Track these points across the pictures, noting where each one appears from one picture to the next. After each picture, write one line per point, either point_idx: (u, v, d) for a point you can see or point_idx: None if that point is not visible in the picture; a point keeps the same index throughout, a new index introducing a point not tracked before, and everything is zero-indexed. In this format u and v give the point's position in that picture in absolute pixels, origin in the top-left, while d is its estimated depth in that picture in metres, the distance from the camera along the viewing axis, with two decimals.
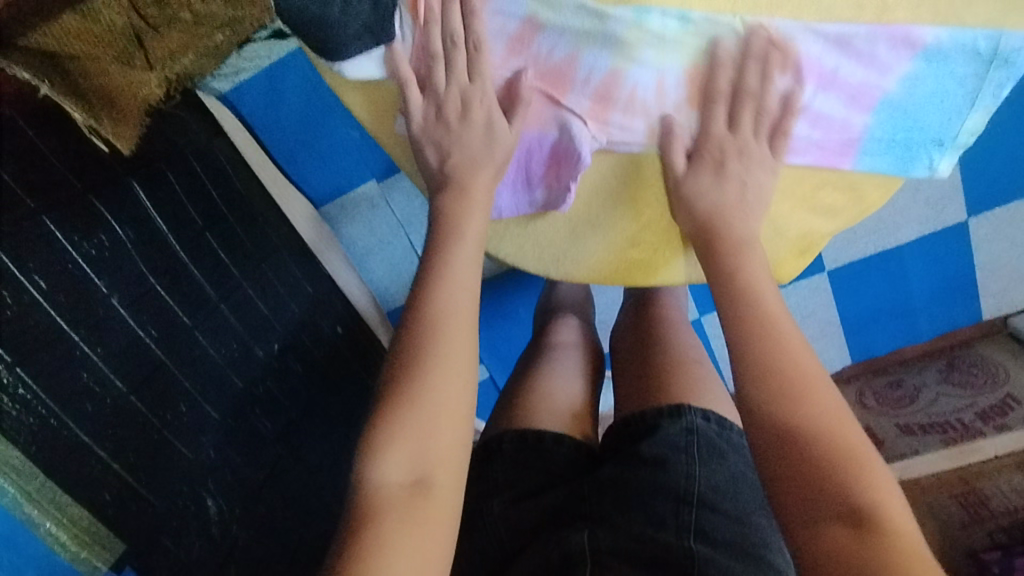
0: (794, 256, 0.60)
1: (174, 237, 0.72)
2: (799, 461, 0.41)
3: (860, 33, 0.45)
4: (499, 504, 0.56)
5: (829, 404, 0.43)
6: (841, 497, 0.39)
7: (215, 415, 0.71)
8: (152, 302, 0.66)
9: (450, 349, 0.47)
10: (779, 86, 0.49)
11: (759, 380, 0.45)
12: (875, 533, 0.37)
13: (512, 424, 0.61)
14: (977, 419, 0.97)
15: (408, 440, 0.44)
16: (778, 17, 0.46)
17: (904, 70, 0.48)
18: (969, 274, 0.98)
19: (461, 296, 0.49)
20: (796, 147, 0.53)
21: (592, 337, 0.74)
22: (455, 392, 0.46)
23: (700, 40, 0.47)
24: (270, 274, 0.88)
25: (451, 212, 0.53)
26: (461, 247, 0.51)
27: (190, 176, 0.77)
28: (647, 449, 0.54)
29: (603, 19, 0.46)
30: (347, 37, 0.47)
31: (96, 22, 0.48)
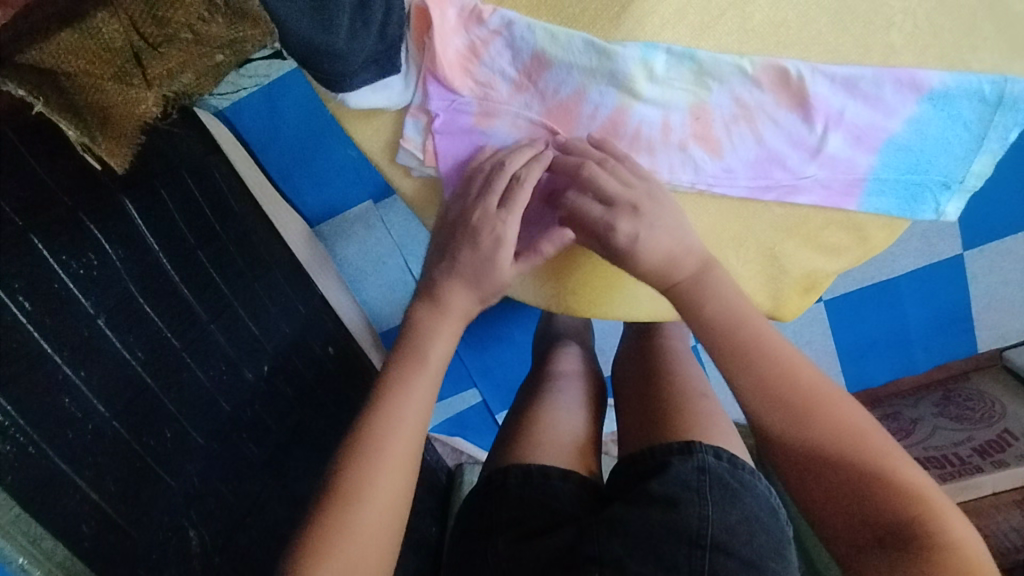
0: (799, 295, 0.56)
1: (166, 257, 0.71)
2: (838, 489, 0.44)
3: (866, 75, 0.48)
4: (505, 542, 0.54)
5: (858, 428, 0.45)
6: (888, 514, 0.43)
7: (201, 440, 0.69)
8: (140, 322, 0.65)
9: (389, 474, 0.46)
10: (785, 124, 0.50)
11: (784, 431, 0.46)
12: (934, 549, 0.41)
13: (515, 458, 0.60)
14: (974, 453, 0.94)
15: (339, 557, 0.43)
16: (787, 58, 0.48)
17: (909, 112, 0.49)
18: (964, 307, 0.99)
19: (414, 415, 0.49)
20: (803, 188, 0.51)
21: (593, 366, 0.74)
22: (392, 509, 0.46)
23: (704, 81, 0.49)
24: (262, 293, 0.86)
25: (419, 327, 0.52)
26: (419, 370, 0.50)
27: (184, 194, 0.76)
28: (657, 487, 0.52)
29: (611, 57, 0.48)
30: (353, 69, 0.46)
31: (94, 38, 0.46)
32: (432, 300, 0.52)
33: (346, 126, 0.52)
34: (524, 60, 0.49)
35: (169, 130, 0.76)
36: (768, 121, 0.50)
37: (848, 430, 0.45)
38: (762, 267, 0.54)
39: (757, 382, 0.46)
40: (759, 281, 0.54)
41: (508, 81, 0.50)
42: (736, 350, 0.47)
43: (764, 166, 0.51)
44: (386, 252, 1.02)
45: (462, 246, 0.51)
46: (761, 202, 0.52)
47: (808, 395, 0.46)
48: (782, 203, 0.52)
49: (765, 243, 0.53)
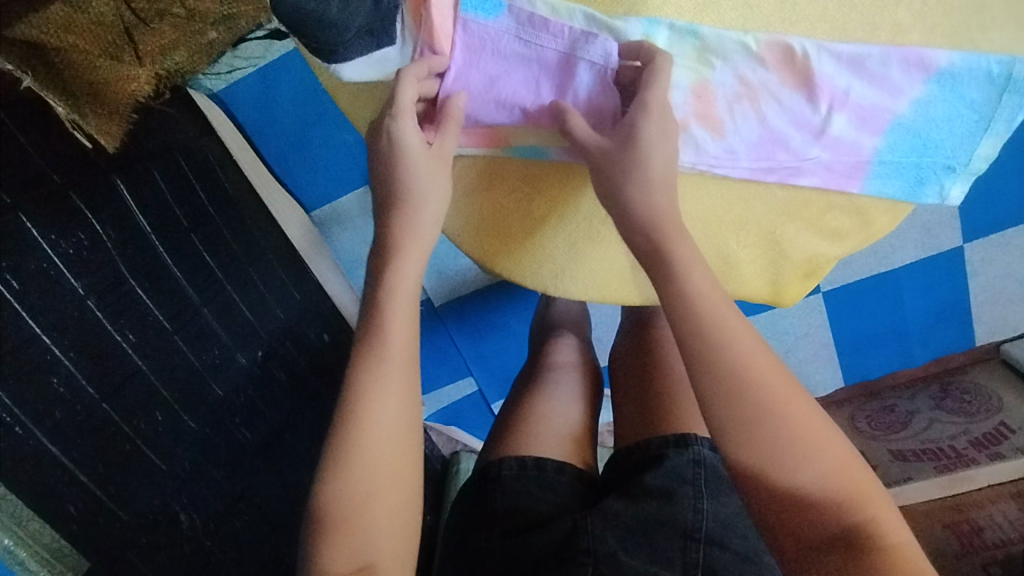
0: (799, 279, 0.56)
1: (158, 238, 0.70)
2: (783, 497, 0.39)
3: (874, 54, 0.46)
4: (499, 535, 0.54)
5: (816, 436, 0.40)
6: (833, 522, 0.39)
7: (193, 425, 0.69)
8: (132, 305, 0.64)
9: (387, 432, 0.43)
10: (790, 104, 0.49)
11: (727, 421, 0.40)
12: (875, 554, 0.38)
13: (510, 448, 0.59)
14: (970, 446, 0.94)
15: (362, 522, 0.42)
16: (792, 34, 0.46)
17: (916, 93, 0.48)
18: (962, 299, 0.99)
19: (388, 422, 0.44)
20: (805, 170, 0.51)
21: (589, 355, 0.73)
22: (400, 465, 0.44)
23: (713, 51, 0.47)
24: (256, 278, 0.86)
25: (375, 312, 0.45)
26: (393, 313, 0.45)
27: (178, 176, 0.76)
28: (652, 481, 0.53)
29: (613, 31, 0.47)
30: (346, 40, 0.45)
31: (84, 12, 0.49)
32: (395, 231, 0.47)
33: (341, 100, 0.53)
34: (525, 16, 0.47)
35: (161, 111, 0.75)
36: (772, 100, 0.49)
37: (802, 435, 0.39)
38: (763, 252, 0.54)
39: (717, 372, 0.40)
40: (760, 264, 0.55)
41: (508, 19, 0.47)
42: (719, 348, 0.40)
43: (766, 148, 0.50)
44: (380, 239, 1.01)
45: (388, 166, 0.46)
46: (763, 183, 0.52)
47: (764, 390, 0.39)
48: (784, 185, 0.52)
49: (766, 226, 0.53)
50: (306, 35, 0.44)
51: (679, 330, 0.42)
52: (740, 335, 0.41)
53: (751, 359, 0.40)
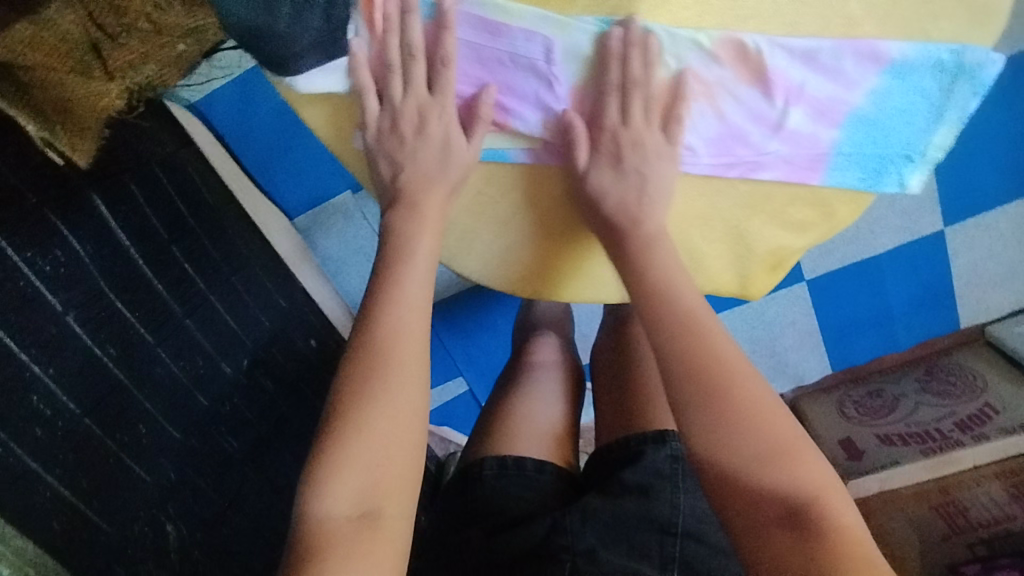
0: (764, 271, 0.58)
1: (137, 251, 0.70)
2: (735, 471, 0.42)
3: (826, 47, 0.46)
4: (479, 535, 0.57)
5: (769, 418, 0.43)
6: (777, 497, 0.41)
7: (178, 436, 0.69)
8: (111, 319, 0.64)
9: (400, 372, 0.44)
10: (747, 99, 0.49)
11: (691, 400, 0.44)
12: (821, 535, 0.39)
13: (490, 449, 0.61)
14: (955, 428, 0.95)
15: (368, 454, 0.42)
16: (744, 30, 0.46)
17: (869, 84, 0.49)
18: (945, 283, 1.01)
19: (404, 362, 0.44)
20: (766, 163, 0.51)
21: (571, 353, 0.74)
22: (411, 404, 0.44)
23: (665, 48, 0.46)
24: (240, 287, 0.87)
25: (391, 278, 0.48)
26: (407, 269, 0.48)
27: (156, 189, 0.76)
28: (630, 477, 0.56)
29: (567, 29, 0.45)
30: (298, 49, 0.45)
31: (49, 29, 0.50)
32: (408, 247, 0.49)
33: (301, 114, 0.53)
34: (464, 15, 0.45)
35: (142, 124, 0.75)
36: (729, 97, 0.49)
37: (755, 413, 0.43)
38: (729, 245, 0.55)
39: (680, 354, 0.45)
40: (726, 257, 0.56)
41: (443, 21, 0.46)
42: (695, 343, 0.45)
43: (726, 143, 0.51)
44: (364, 244, 1.03)
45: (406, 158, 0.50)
46: (724, 179, 0.52)
47: (717, 371, 0.44)
48: (746, 180, 0.52)
49: (731, 221, 0.54)
50: (254, 47, 0.45)
51: (669, 325, 0.47)
52: (711, 330, 0.46)
53: (712, 347, 0.45)
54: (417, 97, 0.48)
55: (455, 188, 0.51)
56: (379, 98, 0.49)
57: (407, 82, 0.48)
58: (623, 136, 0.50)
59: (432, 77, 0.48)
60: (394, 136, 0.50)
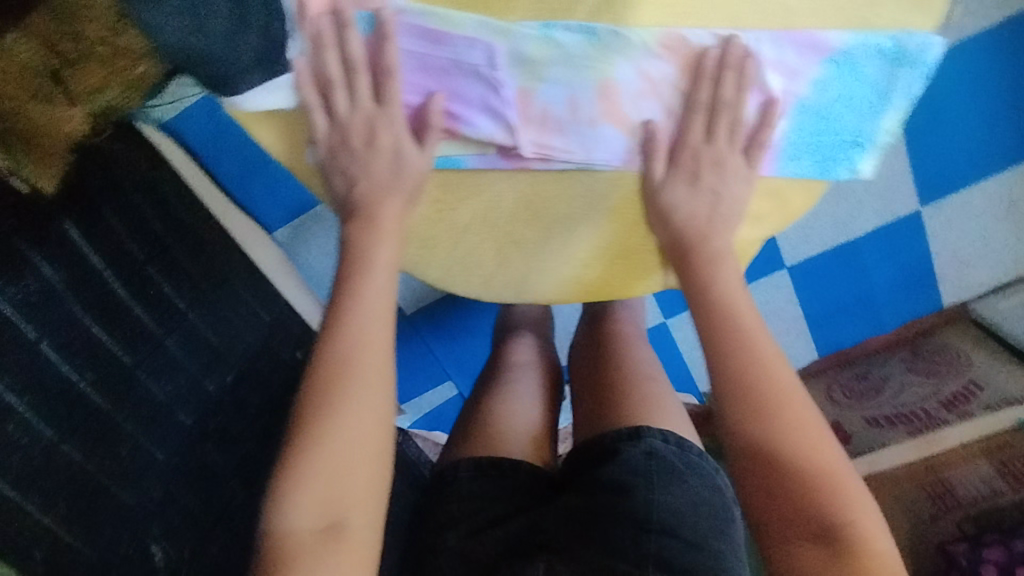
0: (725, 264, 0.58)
1: (113, 274, 0.70)
2: (778, 485, 0.45)
3: (764, 40, 0.47)
4: (455, 537, 0.58)
5: (813, 441, 0.46)
6: (816, 513, 0.43)
7: (162, 457, 0.69)
8: (86, 344, 0.65)
9: (364, 382, 0.44)
10: (696, 93, 0.49)
11: (743, 418, 0.47)
12: (852, 553, 0.42)
13: (465, 450, 0.63)
14: (940, 407, 0.95)
15: (332, 467, 0.42)
16: (685, 26, 0.47)
17: (814, 73, 0.49)
18: (926, 263, 0.99)
19: (368, 371, 0.44)
20: (719, 156, 0.52)
21: (547, 353, 0.77)
22: (376, 415, 0.44)
23: (610, 49, 0.46)
24: (224, 306, 0.86)
25: (355, 286, 0.48)
26: (370, 277, 0.48)
27: (132, 212, 0.75)
28: (608, 475, 0.57)
29: (508, 35, 0.45)
30: (235, 69, 0.47)
31: (7, 57, 0.54)
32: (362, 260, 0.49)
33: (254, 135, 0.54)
34: (407, 26, 0.46)
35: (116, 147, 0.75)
36: (674, 93, 0.49)
37: (802, 436, 0.45)
38: None
39: (731, 374, 0.48)
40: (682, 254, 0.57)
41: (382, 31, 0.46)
42: (748, 362, 0.48)
43: (682, 138, 0.51)
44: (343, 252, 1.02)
45: (357, 171, 0.51)
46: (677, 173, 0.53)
47: (769, 391, 0.47)
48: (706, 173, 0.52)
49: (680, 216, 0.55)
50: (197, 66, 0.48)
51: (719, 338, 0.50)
52: (766, 352, 0.48)
53: (769, 370, 0.48)
54: (364, 109, 0.49)
55: (411, 197, 0.51)
56: (325, 113, 0.49)
57: (351, 93, 0.48)
58: (681, 152, 0.51)
59: (377, 87, 0.48)
60: (345, 148, 0.50)
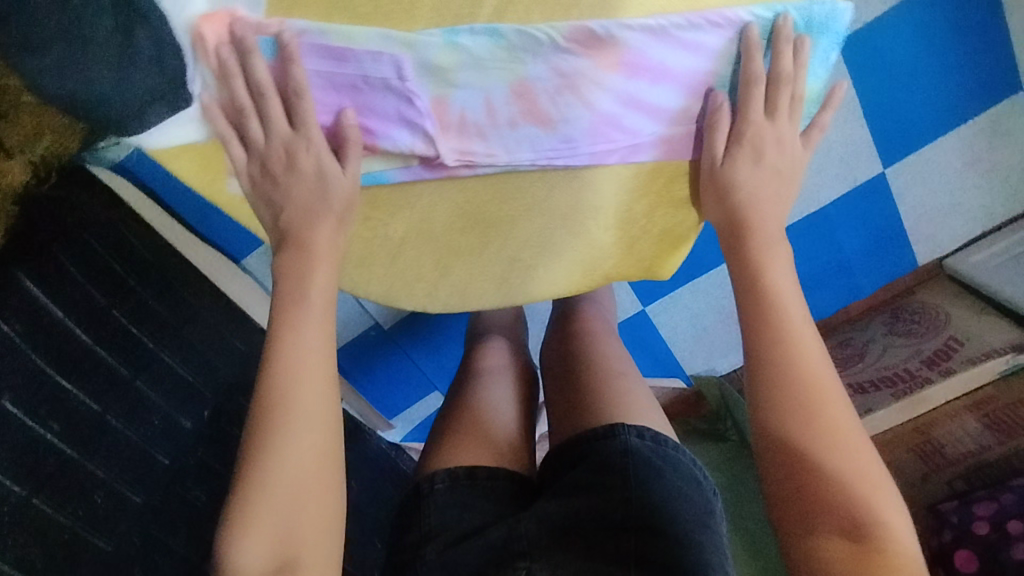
0: (666, 251, 0.61)
1: (76, 322, 0.70)
2: (812, 481, 0.46)
3: (675, 22, 0.46)
4: (434, 550, 0.57)
5: (844, 436, 0.47)
6: (846, 510, 0.45)
7: (139, 500, 0.70)
8: (49, 394, 0.64)
9: (301, 423, 0.47)
10: (614, 85, 0.48)
11: (789, 412, 0.48)
12: (877, 548, 0.44)
13: (439, 462, 0.63)
14: (923, 365, 1.00)
15: (277, 508, 0.45)
16: (592, 18, 0.45)
17: (726, 50, 0.49)
18: (897, 224, 0.97)
19: (305, 412, 0.48)
20: (645, 145, 0.52)
21: (520, 357, 0.77)
22: (316, 451, 0.47)
23: (517, 51, 0.46)
24: (193, 339, 0.85)
25: (288, 324, 0.50)
26: (301, 312, 0.50)
27: (89, 256, 0.74)
28: (584, 475, 0.58)
29: (412, 46, 0.45)
30: (135, 110, 0.46)
31: None
32: (302, 288, 0.51)
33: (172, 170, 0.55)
34: (309, 46, 0.45)
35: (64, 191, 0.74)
36: (595, 86, 0.48)
37: (839, 433, 0.47)
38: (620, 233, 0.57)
39: (773, 365, 0.50)
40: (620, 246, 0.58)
41: (286, 54, 0.45)
42: (791, 360, 0.50)
43: (604, 132, 0.50)
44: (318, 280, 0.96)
45: (285, 191, 0.52)
46: (606, 165, 0.52)
47: (812, 390, 0.48)
48: (629, 162, 0.53)
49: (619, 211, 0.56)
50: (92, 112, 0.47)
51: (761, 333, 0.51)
52: (810, 351, 0.50)
53: (812, 371, 0.49)
54: (281, 135, 0.49)
55: (342, 218, 0.52)
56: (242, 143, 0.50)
57: (264, 121, 0.48)
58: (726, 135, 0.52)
59: (289, 110, 0.48)
60: (265, 178, 0.51)
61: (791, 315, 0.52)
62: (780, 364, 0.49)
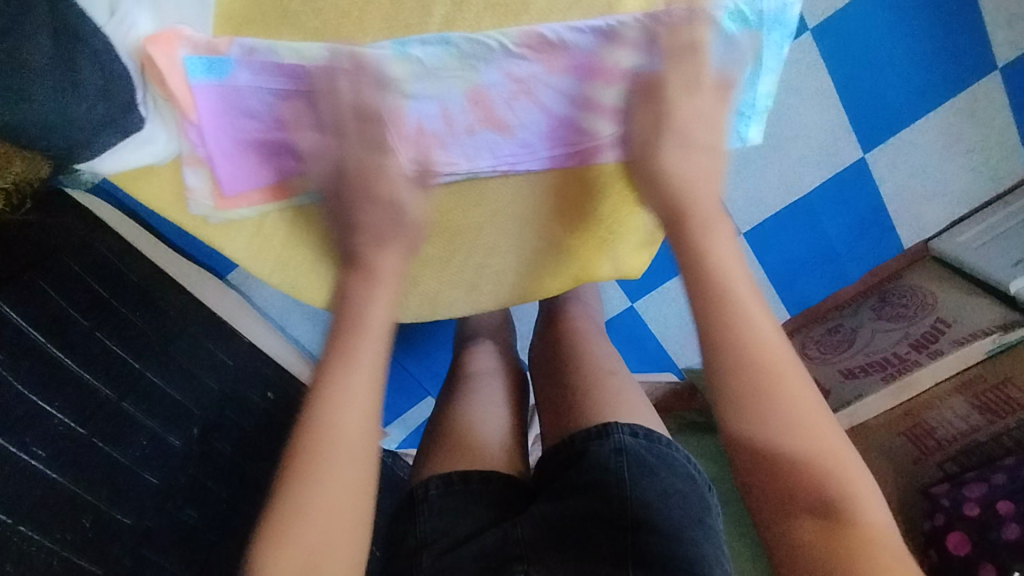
0: (634, 250, 0.62)
1: (58, 346, 0.70)
2: (772, 462, 0.44)
3: (623, 23, 0.47)
4: (429, 557, 0.56)
5: (803, 409, 0.44)
6: (812, 489, 0.43)
7: (127, 521, 0.70)
8: (33, 420, 0.64)
9: (344, 445, 0.43)
10: (568, 88, 0.50)
11: (744, 393, 0.45)
12: (847, 524, 0.42)
13: (431, 469, 0.62)
14: (911, 349, 0.97)
15: (305, 537, 0.41)
16: (541, 23, 0.47)
17: (680, 49, 0.50)
18: (879, 208, 0.97)
19: (349, 433, 0.44)
20: (603, 146, 0.53)
21: (510, 359, 0.77)
22: (355, 478, 0.43)
23: (467, 60, 0.47)
24: (183, 359, 0.85)
25: (343, 339, 0.47)
26: (359, 330, 0.48)
27: (69, 281, 0.74)
28: (579, 476, 0.58)
29: (364, 60, 0.46)
30: (85, 139, 0.46)
31: None
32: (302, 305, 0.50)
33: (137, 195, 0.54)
34: (257, 63, 0.46)
35: (43, 215, 0.74)
36: (547, 89, 0.49)
37: (798, 408, 0.44)
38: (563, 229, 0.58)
39: (723, 342, 0.45)
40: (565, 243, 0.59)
41: (240, 72, 0.47)
42: (746, 334, 0.45)
43: (560, 133, 0.52)
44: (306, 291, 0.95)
45: None
46: (567, 167, 0.55)
47: (769, 365, 0.45)
48: (588, 164, 0.55)
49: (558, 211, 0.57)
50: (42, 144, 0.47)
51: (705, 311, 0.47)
52: (761, 324, 0.46)
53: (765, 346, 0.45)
54: None
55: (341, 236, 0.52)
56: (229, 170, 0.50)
57: None
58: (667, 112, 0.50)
59: None
60: None
61: None
62: (728, 342, 0.45)
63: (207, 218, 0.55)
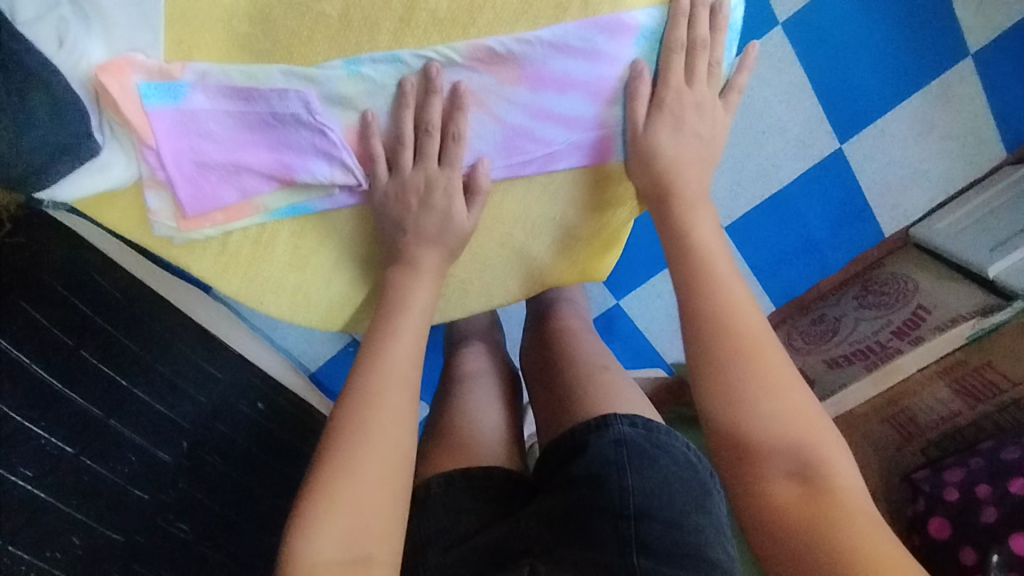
0: (595, 254, 0.64)
1: (40, 366, 0.72)
2: (751, 433, 0.47)
3: (571, 31, 0.49)
4: (434, 553, 0.59)
5: (777, 376, 0.48)
6: (791, 453, 0.46)
7: (116, 536, 0.72)
8: (18, 441, 0.68)
9: (388, 413, 0.48)
10: (520, 98, 0.52)
11: (705, 367, 0.49)
12: (826, 487, 0.45)
13: (435, 469, 0.64)
14: (893, 336, 0.99)
15: (354, 496, 0.45)
16: (488, 36, 0.49)
17: (630, 56, 0.52)
18: (858, 198, 0.97)
19: (392, 403, 0.49)
20: (560, 154, 0.55)
21: (500, 360, 0.78)
22: (398, 445, 0.48)
23: (418, 77, 0.50)
24: (169, 373, 0.84)
25: (385, 326, 0.53)
26: (402, 318, 0.53)
27: (53, 301, 0.75)
28: (578, 470, 0.58)
29: (315, 80, 0.49)
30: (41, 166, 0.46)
31: None
32: None
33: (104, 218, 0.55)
34: (212, 87, 0.49)
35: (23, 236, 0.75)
36: (501, 100, 0.52)
37: (773, 375, 0.48)
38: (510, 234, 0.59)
39: (703, 320, 0.50)
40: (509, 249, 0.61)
41: (198, 96, 0.49)
42: (714, 320, 0.50)
43: (518, 143, 0.54)
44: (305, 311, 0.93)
45: None
46: (527, 175, 0.56)
47: (742, 338, 0.49)
48: (546, 172, 0.56)
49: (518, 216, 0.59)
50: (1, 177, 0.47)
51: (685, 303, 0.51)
52: (737, 306, 0.51)
53: (739, 323, 0.50)
54: None
55: None
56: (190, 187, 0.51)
57: None
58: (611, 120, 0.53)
59: None
60: None
61: (725, 304, 0.51)
62: (697, 327, 0.50)
63: (171, 239, 0.56)
